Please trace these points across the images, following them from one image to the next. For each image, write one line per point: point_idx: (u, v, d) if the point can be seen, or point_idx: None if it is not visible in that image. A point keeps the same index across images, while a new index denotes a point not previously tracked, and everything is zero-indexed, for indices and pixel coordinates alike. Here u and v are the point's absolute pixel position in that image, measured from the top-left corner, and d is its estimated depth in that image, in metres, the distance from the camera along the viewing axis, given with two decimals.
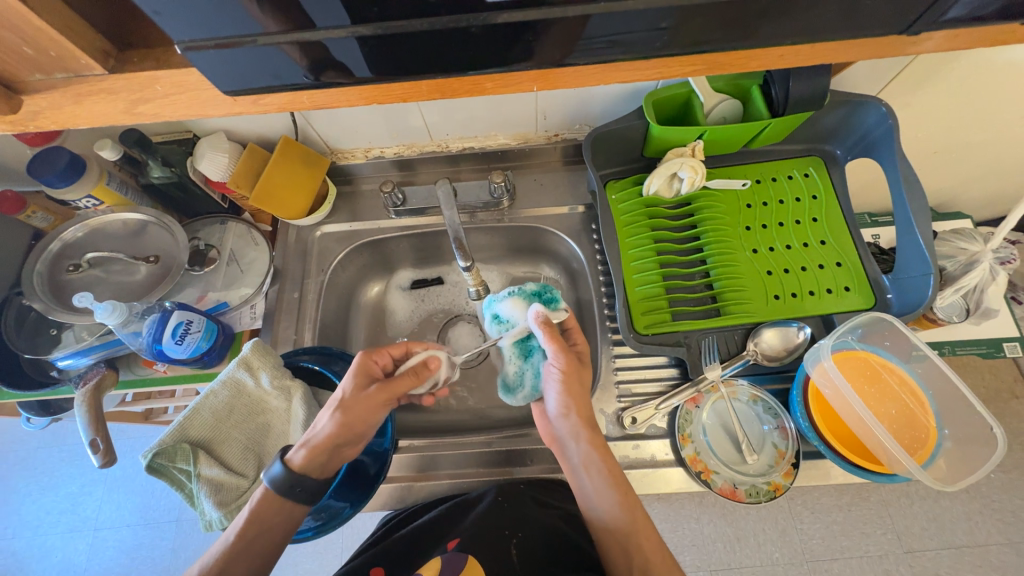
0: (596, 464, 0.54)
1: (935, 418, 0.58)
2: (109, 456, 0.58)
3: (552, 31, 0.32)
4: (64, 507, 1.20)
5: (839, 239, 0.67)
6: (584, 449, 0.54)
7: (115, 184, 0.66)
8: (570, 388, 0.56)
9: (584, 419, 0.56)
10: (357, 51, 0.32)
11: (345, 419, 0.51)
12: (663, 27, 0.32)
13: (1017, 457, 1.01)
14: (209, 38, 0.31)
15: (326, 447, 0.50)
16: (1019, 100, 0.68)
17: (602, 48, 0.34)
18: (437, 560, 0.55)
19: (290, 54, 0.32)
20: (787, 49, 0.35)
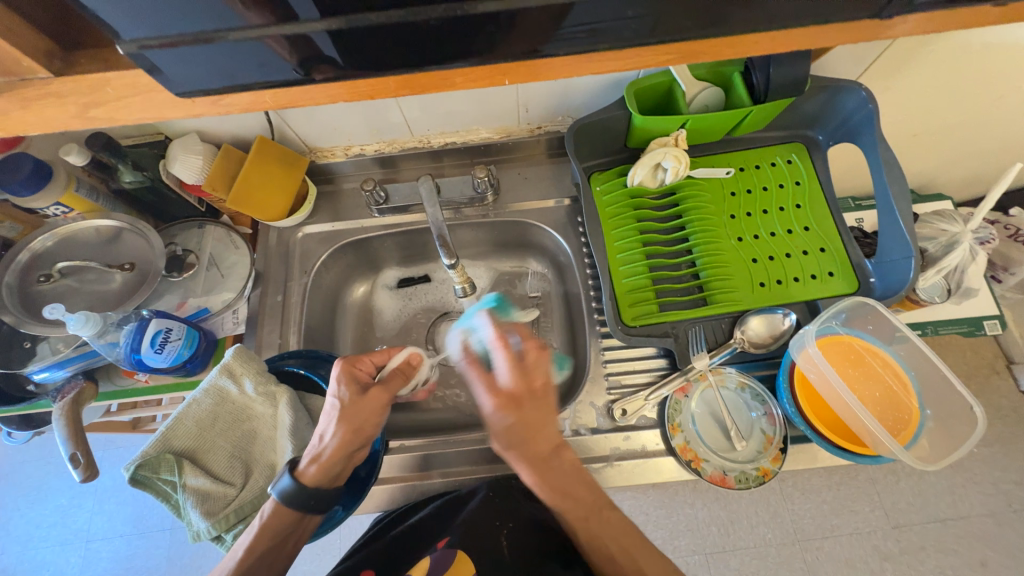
0: (545, 475, 0.47)
1: (918, 398, 0.58)
2: (91, 470, 0.56)
3: (523, 21, 0.31)
4: (54, 521, 1.18)
5: (822, 225, 0.68)
6: (531, 466, 0.47)
7: (84, 190, 0.64)
8: (510, 416, 0.46)
9: (526, 442, 0.46)
10: (325, 46, 0.31)
11: (348, 428, 0.49)
12: (634, 14, 0.32)
13: (998, 431, 1.04)
14: (162, 35, 0.29)
15: (335, 458, 0.49)
16: (995, 80, 0.68)
17: (576, 37, 0.33)
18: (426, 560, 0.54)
19: (265, 52, 0.31)
20: (764, 35, 0.34)
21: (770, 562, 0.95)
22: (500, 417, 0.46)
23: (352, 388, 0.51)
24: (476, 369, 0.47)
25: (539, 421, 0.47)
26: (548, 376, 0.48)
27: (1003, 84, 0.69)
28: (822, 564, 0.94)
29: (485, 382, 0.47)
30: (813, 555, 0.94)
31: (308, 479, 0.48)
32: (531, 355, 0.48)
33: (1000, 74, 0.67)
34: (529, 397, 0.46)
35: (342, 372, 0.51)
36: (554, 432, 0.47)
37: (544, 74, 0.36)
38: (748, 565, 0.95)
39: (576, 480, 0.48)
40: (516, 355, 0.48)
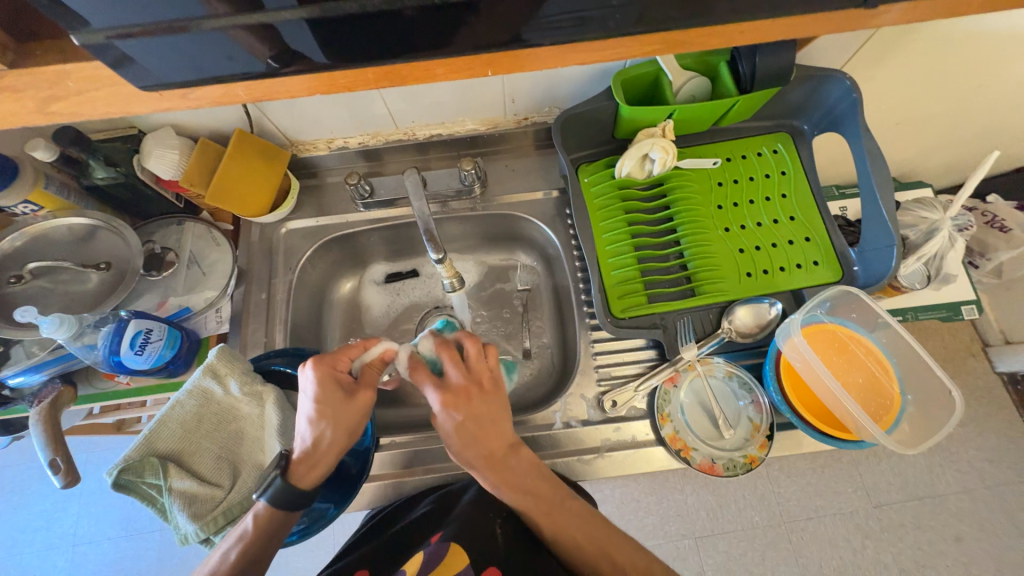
0: (503, 473, 0.50)
1: (899, 384, 0.60)
2: (72, 475, 0.54)
3: (506, 9, 0.30)
4: (39, 525, 1.16)
5: (807, 214, 0.68)
6: (486, 465, 0.50)
7: (54, 187, 0.62)
8: (459, 414, 0.49)
9: (473, 439, 0.50)
10: (301, 35, 0.30)
11: (330, 428, 0.49)
12: (619, 3, 0.31)
13: (974, 412, 1.07)
14: (135, 22, 0.28)
15: (319, 459, 0.49)
16: (975, 70, 0.69)
17: (563, 26, 0.32)
18: (419, 557, 0.53)
19: (243, 40, 0.30)
20: (750, 24, 0.34)
21: (756, 543, 0.97)
22: (447, 415, 0.49)
23: (326, 390, 0.49)
24: (423, 373, 0.51)
25: (492, 415, 0.50)
26: (494, 372, 0.52)
27: (983, 73, 0.70)
28: (806, 544, 0.96)
29: (432, 382, 0.50)
30: (798, 535, 0.97)
31: (293, 482, 0.48)
32: (472, 353, 0.52)
33: (979, 63, 0.68)
34: (474, 392, 0.50)
35: (316, 374, 0.50)
36: (505, 429, 0.51)
37: (531, 63, 0.35)
38: (736, 547, 0.98)
39: (534, 475, 0.51)
40: (460, 358, 0.52)
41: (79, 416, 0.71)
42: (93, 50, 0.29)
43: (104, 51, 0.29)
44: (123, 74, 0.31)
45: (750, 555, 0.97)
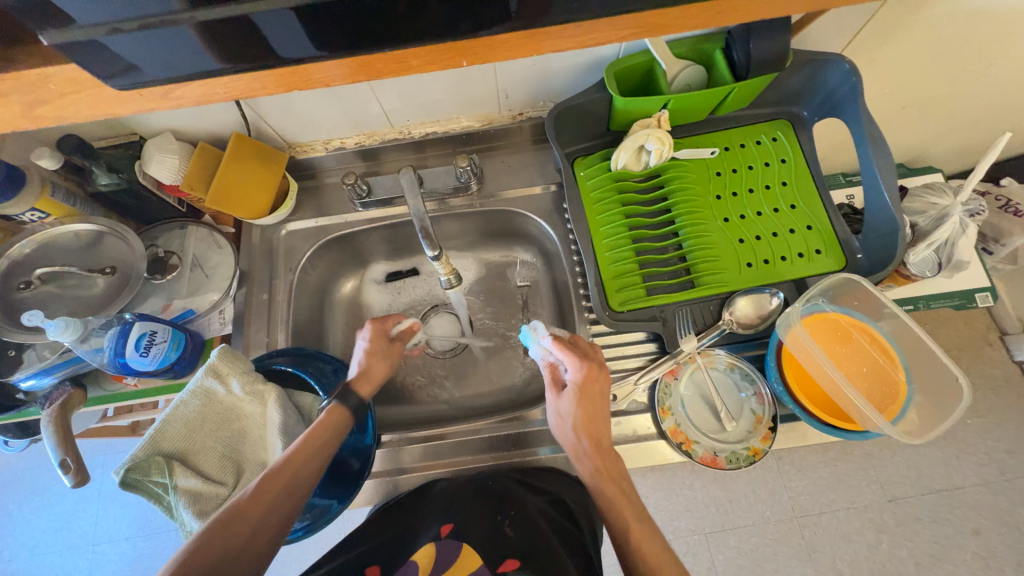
0: (602, 459, 0.54)
1: (905, 372, 0.58)
2: (82, 474, 0.56)
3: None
4: (60, 525, 1.19)
5: (809, 202, 0.67)
6: (593, 445, 0.55)
7: (60, 195, 0.63)
8: (582, 388, 0.56)
9: (596, 425, 0.56)
10: (285, 26, 0.31)
11: (379, 363, 0.60)
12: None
13: (991, 402, 1.05)
14: (129, 18, 0.28)
15: (372, 387, 0.59)
16: (982, 48, 0.67)
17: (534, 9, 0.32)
18: (430, 546, 0.54)
19: (231, 31, 0.30)
20: (726, 6, 0.33)
21: (767, 538, 0.96)
22: (576, 390, 0.56)
23: (379, 338, 0.62)
24: (564, 349, 0.59)
25: (605, 404, 0.57)
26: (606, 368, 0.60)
27: (988, 53, 0.68)
28: (819, 539, 0.95)
29: (570, 357, 0.58)
30: (811, 530, 0.95)
31: (335, 428, 0.53)
32: (592, 350, 0.60)
33: (985, 42, 0.66)
34: (597, 375, 0.57)
35: (373, 325, 0.63)
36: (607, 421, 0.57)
37: (510, 50, 0.35)
38: (748, 541, 0.96)
39: (621, 476, 0.54)
40: (574, 346, 0.60)
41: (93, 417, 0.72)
42: (83, 51, 0.30)
43: (85, 51, 0.30)
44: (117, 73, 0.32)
45: (762, 550, 0.96)
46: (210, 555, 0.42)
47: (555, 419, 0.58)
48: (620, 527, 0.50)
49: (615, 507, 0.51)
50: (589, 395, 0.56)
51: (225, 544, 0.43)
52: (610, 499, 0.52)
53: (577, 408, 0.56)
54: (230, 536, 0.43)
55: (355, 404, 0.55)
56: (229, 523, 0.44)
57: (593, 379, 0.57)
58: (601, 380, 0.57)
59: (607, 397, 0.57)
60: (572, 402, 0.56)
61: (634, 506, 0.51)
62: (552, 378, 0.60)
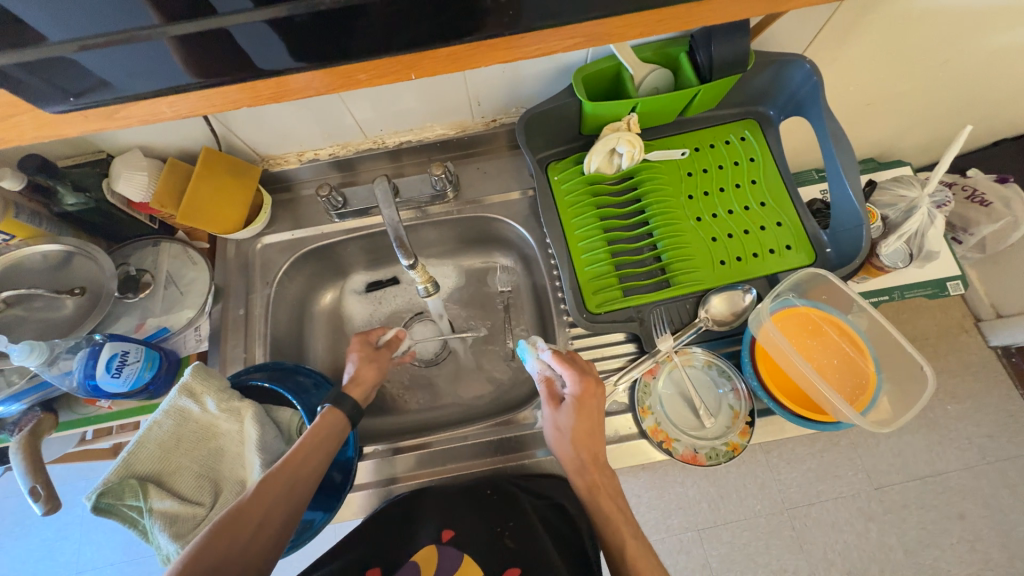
0: (598, 473, 0.56)
1: (875, 363, 0.60)
2: (53, 502, 0.54)
3: (394, 14, 0.33)
4: (41, 555, 1.16)
5: (778, 199, 0.68)
6: (589, 460, 0.56)
7: (26, 216, 0.61)
8: (581, 403, 0.58)
9: (594, 440, 0.57)
10: (249, 32, 0.33)
11: (371, 367, 0.64)
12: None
13: (969, 387, 1.07)
14: (98, 33, 0.31)
15: (365, 391, 0.62)
16: (937, 46, 0.69)
17: (470, 16, 0.34)
18: (431, 548, 0.58)
19: (205, 43, 0.33)
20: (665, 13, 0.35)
21: (759, 532, 0.97)
22: (575, 405, 0.58)
23: (364, 348, 0.65)
24: (563, 365, 0.60)
25: (601, 419, 0.59)
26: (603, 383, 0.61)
27: (943, 50, 0.70)
28: (810, 530, 0.96)
29: (569, 372, 0.59)
30: (802, 522, 0.96)
31: (332, 434, 0.55)
32: (590, 365, 0.61)
33: (940, 39, 0.68)
34: (595, 390, 0.59)
35: (357, 337, 0.66)
36: (603, 435, 0.59)
37: (462, 61, 0.36)
38: (740, 536, 0.97)
39: (616, 489, 0.56)
40: (571, 361, 0.61)
41: (70, 443, 0.67)
42: (58, 64, 0.32)
43: None
44: (86, 86, 0.34)
45: (755, 544, 0.97)
46: (213, 553, 0.43)
47: (553, 433, 0.59)
48: (618, 545, 0.51)
49: (613, 524, 0.52)
50: (588, 409, 0.58)
51: (229, 542, 0.44)
52: (607, 515, 0.53)
53: (575, 421, 0.57)
54: (234, 534, 0.45)
55: (351, 410, 0.58)
56: (234, 521, 0.45)
57: (590, 394, 0.59)
58: (598, 395, 0.59)
59: (603, 412, 0.59)
60: (571, 416, 0.58)
61: (630, 522, 0.53)
62: (550, 391, 0.61)
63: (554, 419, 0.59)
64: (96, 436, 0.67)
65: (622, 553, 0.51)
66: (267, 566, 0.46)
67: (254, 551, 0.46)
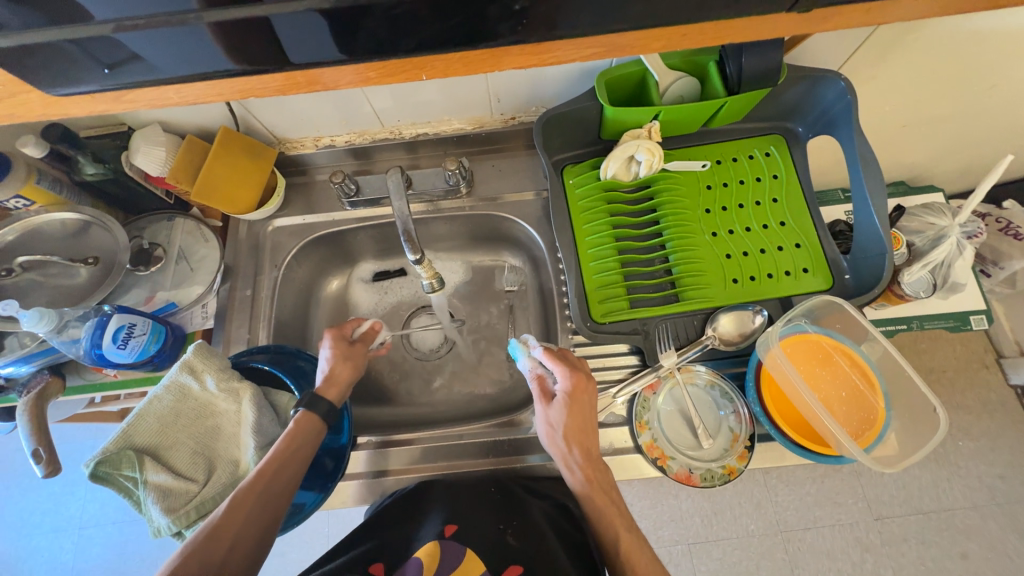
0: (592, 470, 0.55)
1: (885, 399, 0.57)
2: (53, 465, 0.56)
3: (400, 14, 0.32)
4: (48, 507, 1.20)
5: (798, 220, 0.66)
6: (583, 456, 0.55)
7: (47, 182, 0.62)
8: (572, 398, 0.57)
9: (587, 435, 0.57)
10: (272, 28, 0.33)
11: (347, 364, 0.61)
12: (520, 8, 0.32)
13: (985, 425, 1.04)
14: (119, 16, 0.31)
15: (342, 390, 0.60)
16: (982, 71, 0.66)
17: (476, 24, 0.33)
18: (432, 544, 0.52)
19: (233, 36, 0.33)
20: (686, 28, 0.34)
21: (751, 552, 0.95)
22: (566, 401, 0.57)
23: (339, 344, 0.63)
24: (553, 359, 0.59)
25: (594, 414, 0.58)
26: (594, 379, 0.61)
27: (989, 75, 0.67)
28: (803, 555, 0.94)
29: (560, 367, 0.59)
30: (796, 546, 0.95)
31: (305, 444, 0.54)
32: (580, 361, 0.61)
33: (988, 63, 0.64)
34: (585, 385, 0.58)
35: (331, 333, 0.63)
36: (596, 431, 0.58)
37: (473, 65, 0.36)
38: (731, 555, 0.96)
39: (611, 486, 0.55)
40: (562, 356, 0.61)
41: (80, 404, 0.70)
42: (95, 47, 0.32)
43: None
44: (112, 70, 0.34)
45: (745, 563, 0.95)
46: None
47: (544, 429, 0.58)
48: (610, 536, 0.52)
49: (608, 518, 0.53)
50: (579, 405, 0.57)
51: (201, 565, 0.44)
52: (601, 510, 0.53)
53: (567, 417, 0.57)
54: (206, 557, 0.44)
55: (326, 411, 0.56)
56: (205, 543, 0.45)
57: (582, 389, 0.58)
58: (590, 390, 0.58)
59: (595, 407, 0.59)
60: (562, 411, 0.57)
61: (623, 514, 0.54)
62: (541, 389, 0.60)
63: (546, 416, 0.58)
64: (105, 400, 0.69)
65: (616, 546, 0.51)
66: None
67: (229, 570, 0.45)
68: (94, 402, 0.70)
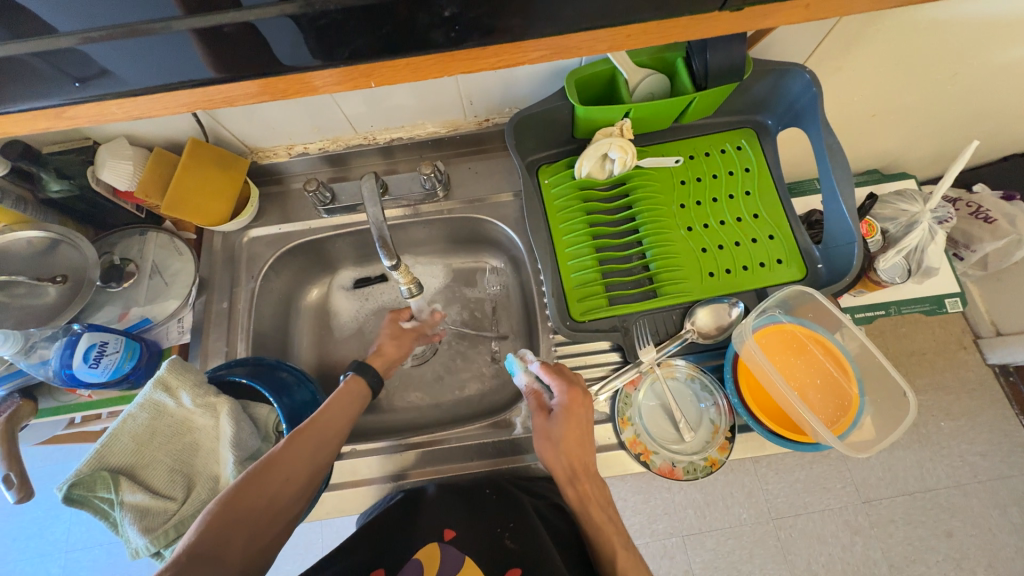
0: (588, 483, 0.56)
1: (859, 385, 0.58)
2: (26, 489, 0.55)
3: (328, 24, 0.34)
4: (32, 532, 1.17)
5: (771, 212, 0.67)
6: (580, 470, 0.56)
7: (10, 202, 0.60)
8: (571, 413, 0.58)
9: (584, 449, 0.57)
10: (232, 37, 0.34)
11: (402, 344, 0.70)
12: (451, 15, 0.34)
13: (965, 405, 1.06)
14: (73, 30, 0.32)
15: (386, 367, 0.68)
16: (941, 60, 0.67)
17: (415, 31, 0.34)
18: (432, 547, 0.54)
19: (189, 46, 0.34)
20: (634, 29, 0.35)
21: (744, 541, 0.96)
22: (565, 415, 0.57)
23: (393, 323, 0.72)
24: (552, 374, 0.60)
25: (590, 429, 0.59)
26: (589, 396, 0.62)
27: (951, 63, 0.68)
28: (795, 541, 0.95)
29: (559, 381, 0.59)
30: (787, 532, 0.96)
31: (351, 400, 0.60)
32: (577, 377, 0.62)
33: (946, 52, 0.66)
34: (583, 400, 0.59)
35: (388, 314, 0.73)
36: (592, 446, 0.58)
37: (425, 71, 0.36)
38: (724, 544, 0.96)
39: (605, 498, 0.56)
40: (559, 371, 0.61)
41: (59, 426, 0.68)
42: (58, 60, 0.33)
43: None
44: (75, 84, 0.35)
45: (739, 552, 0.96)
46: (247, 498, 0.49)
47: (542, 443, 0.58)
48: (608, 552, 0.52)
49: (603, 533, 0.53)
50: (576, 418, 0.58)
51: (259, 490, 0.49)
52: (598, 523, 0.53)
53: (565, 431, 0.57)
54: (265, 484, 0.50)
55: (372, 379, 0.64)
56: (265, 471, 0.50)
57: (579, 403, 0.59)
58: (586, 404, 0.59)
59: (591, 422, 0.59)
60: (560, 425, 0.57)
61: (619, 530, 0.54)
62: (537, 402, 0.60)
63: (544, 430, 0.58)
64: (85, 420, 0.67)
65: (612, 560, 0.52)
66: (295, 512, 0.52)
67: (283, 498, 0.51)
68: (74, 423, 0.68)
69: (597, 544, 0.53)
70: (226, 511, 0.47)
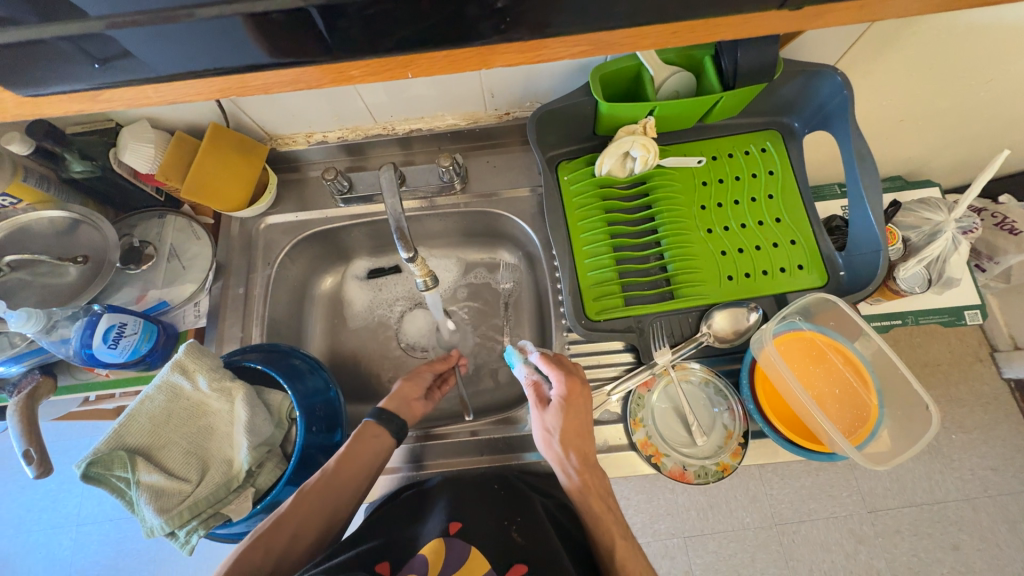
0: (587, 473, 0.56)
1: (878, 397, 0.58)
2: (45, 466, 0.56)
3: (374, 14, 0.33)
4: (46, 504, 1.20)
5: (794, 217, 0.66)
6: (578, 459, 0.56)
7: (33, 180, 0.61)
8: (567, 403, 0.58)
9: (584, 440, 0.57)
10: (272, 24, 0.32)
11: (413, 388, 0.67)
12: (501, 7, 0.33)
13: (979, 418, 1.04)
14: (99, 15, 0.31)
15: (403, 400, 0.65)
16: (982, 66, 0.65)
17: (456, 23, 0.34)
18: (437, 543, 0.52)
19: (221, 34, 0.33)
20: (680, 26, 0.35)
21: (746, 545, 0.96)
22: (561, 407, 0.57)
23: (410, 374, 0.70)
24: (549, 364, 0.60)
25: (589, 417, 0.59)
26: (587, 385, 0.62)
27: (991, 70, 0.66)
28: (797, 546, 0.95)
29: (555, 371, 0.59)
30: (790, 538, 0.95)
31: (369, 444, 0.59)
32: (574, 366, 0.62)
33: (988, 58, 0.63)
34: (578, 389, 0.58)
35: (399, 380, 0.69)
36: (591, 434, 0.58)
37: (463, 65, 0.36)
38: (726, 547, 0.96)
39: (607, 493, 0.56)
40: (556, 360, 0.61)
41: (74, 403, 0.69)
42: (83, 42, 0.32)
43: None
44: (95, 65, 0.34)
45: (740, 556, 0.96)
46: (256, 555, 0.50)
47: (542, 434, 0.59)
48: (608, 544, 0.53)
49: (603, 524, 0.54)
50: (575, 409, 0.58)
51: (265, 552, 0.51)
52: (598, 517, 0.54)
53: (563, 422, 0.57)
54: (272, 543, 0.51)
55: (395, 429, 0.61)
56: (272, 531, 0.52)
57: (577, 393, 0.58)
58: (585, 394, 0.59)
59: (590, 412, 0.59)
60: (559, 416, 0.57)
61: (620, 523, 0.54)
62: (536, 394, 0.61)
63: (543, 421, 0.58)
64: (99, 399, 0.68)
65: (612, 553, 0.52)
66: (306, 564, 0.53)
67: (294, 552, 0.53)
68: (88, 401, 0.69)
69: (598, 538, 0.54)
70: (235, 566, 0.49)
